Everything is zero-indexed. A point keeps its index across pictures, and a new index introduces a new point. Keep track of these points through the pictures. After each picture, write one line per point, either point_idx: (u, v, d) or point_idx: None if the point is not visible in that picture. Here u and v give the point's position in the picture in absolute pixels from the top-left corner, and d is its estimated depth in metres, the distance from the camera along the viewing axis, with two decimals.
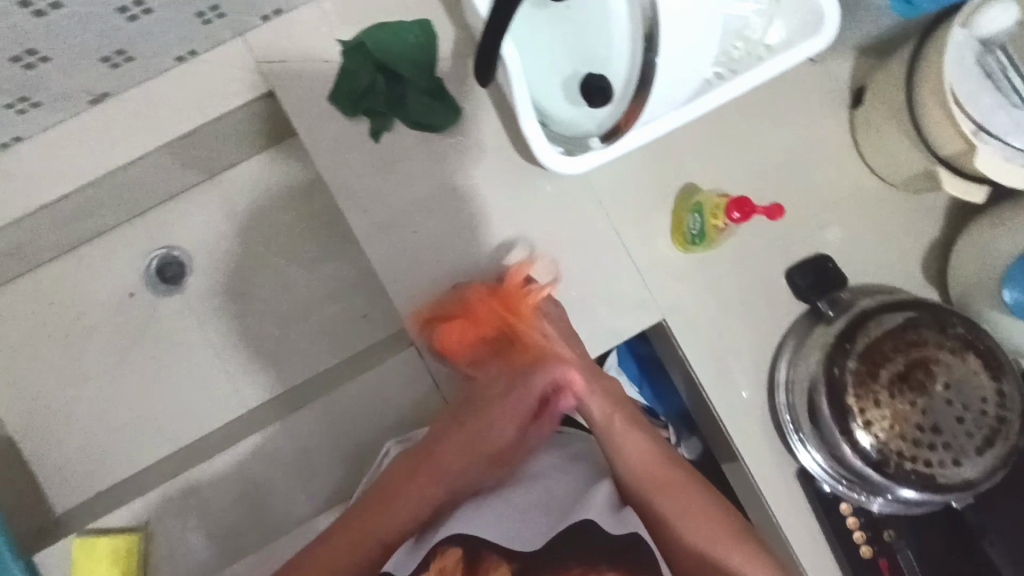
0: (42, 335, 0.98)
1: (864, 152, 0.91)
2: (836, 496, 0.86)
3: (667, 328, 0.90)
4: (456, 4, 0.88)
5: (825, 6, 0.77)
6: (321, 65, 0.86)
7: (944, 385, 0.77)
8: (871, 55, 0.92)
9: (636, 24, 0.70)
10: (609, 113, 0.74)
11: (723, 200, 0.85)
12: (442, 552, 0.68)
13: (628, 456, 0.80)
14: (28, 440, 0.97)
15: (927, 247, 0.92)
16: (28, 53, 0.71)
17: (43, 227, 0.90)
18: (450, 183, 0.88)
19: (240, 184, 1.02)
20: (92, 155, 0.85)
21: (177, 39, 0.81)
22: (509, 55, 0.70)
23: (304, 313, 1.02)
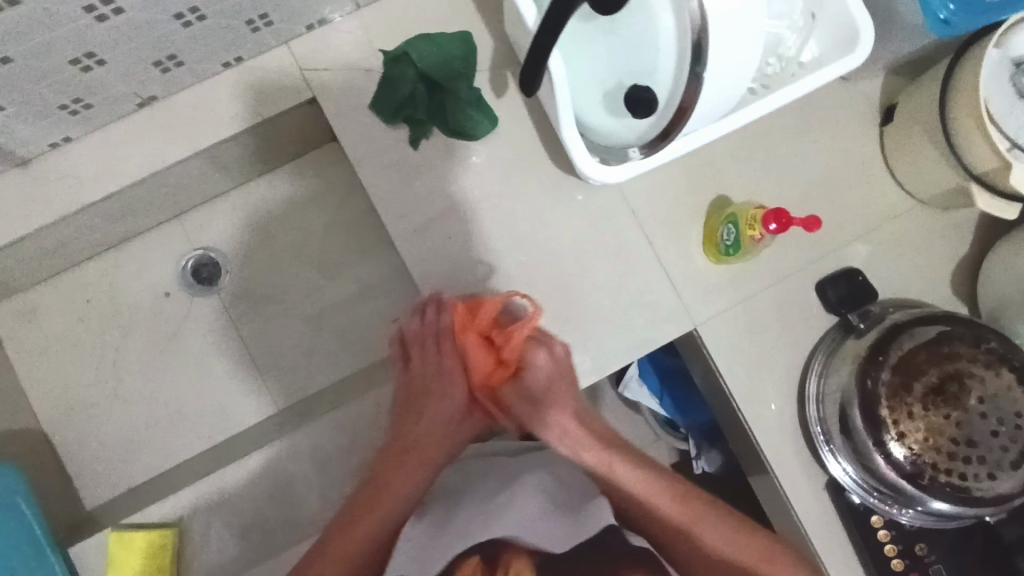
0: (79, 332, 1.00)
1: (894, 168, 0.92)
2: (867, 508, 0.86)
3: (698, 339, 0.91)
4: (495, 18, 0.91)
5: (862, 24, 0.78)
6: (363, 75, 0.89)
7: (978, 399, 0.78)
8: (901, 73, 0.94)
9: (682, 35, 0.69)
10: (651, 125, 0.75)
11: (759, 212, 0.85)
12: (460, 563, 0.68)
13: (629, 491, 0.82)
14: (61, 435, 0.98)
15: (957, 262, 0.92)
16: (86, 56, 0.73)
17: (86, 226, 0.92)
18: (488, 191, 0.90)
19: (276, 188, 1.04)
20: (139, 157, 0.87)
21: (225, 46, 0.83)
22: (557, 66, 0.71)
23: (336, 317, 1.03)
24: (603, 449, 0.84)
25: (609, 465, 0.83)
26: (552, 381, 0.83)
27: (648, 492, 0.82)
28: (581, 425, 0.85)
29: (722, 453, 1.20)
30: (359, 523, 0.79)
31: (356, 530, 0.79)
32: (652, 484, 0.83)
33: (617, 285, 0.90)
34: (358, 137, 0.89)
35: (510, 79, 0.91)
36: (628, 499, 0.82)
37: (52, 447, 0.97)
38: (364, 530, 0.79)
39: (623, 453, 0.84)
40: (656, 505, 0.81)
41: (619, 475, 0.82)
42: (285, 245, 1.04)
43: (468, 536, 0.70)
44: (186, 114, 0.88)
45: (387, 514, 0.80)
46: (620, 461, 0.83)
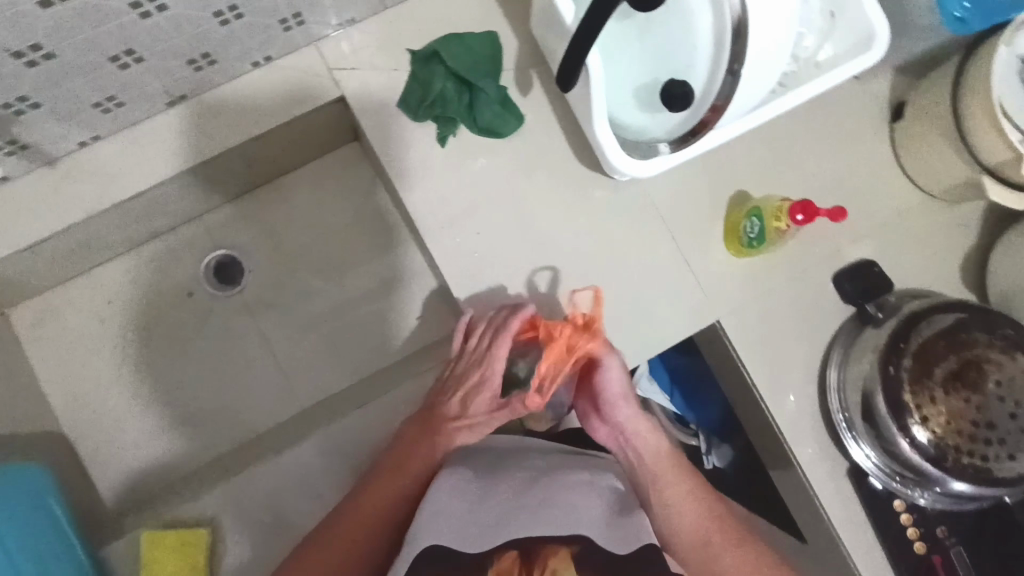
0: (101, 333, 1.00)
1: (904, 164, 0.95)
2: (888, 492, 0.88)
3: (721, 330, 0.94)
4: (520, 19, 0.93)
5: (878, 24, 0.81)
6: (391, 75, 0.91)
7: (996, 383, 0.81)
8: (907, 73, 0.98)
9: (720, 31, 0.75)
10: (682, 120, 0.78)
11: (785, 204, 0.88)
12: (499, 556, 0.70)
13: (668, 492, 0.84)
14: (84, 436, 0.98)
15: (965, 254, 0.96)
16: (126, 53, 0.74)
17: (113, 225, 0.92)
18: (514, 188, 0.92)
19: (298, 188, 1.05)
20: (168, 155, 0.88)
21: (257, 45, 0.84)
22: (594, 63, 0.73)
23: (358, 314, 1.04)
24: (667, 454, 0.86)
25: (664, 474, 0.85)
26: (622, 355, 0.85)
27: (694, 510, 0.83)
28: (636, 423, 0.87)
29: (734, 447, 1.20)
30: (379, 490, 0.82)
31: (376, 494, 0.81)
32: (690, 492, 0.84)
33: (643, 278, 0.92)
34: (386, 135, 0.91)
35: (535, 78, 0.93)
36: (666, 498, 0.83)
37: (75, 448, 0.97)
38: (385, 496, 0.81)
39: (681, 467, 0.86)
40: (697, 525, 0.82)
41: (671, 487, 0.84)
42: (308, 244, 1.05)
43: (506, 529, 0.71)
44: (210, 125, 0.88)
45: (407, 481, 0.83)
46: (677, 471, 0.85)
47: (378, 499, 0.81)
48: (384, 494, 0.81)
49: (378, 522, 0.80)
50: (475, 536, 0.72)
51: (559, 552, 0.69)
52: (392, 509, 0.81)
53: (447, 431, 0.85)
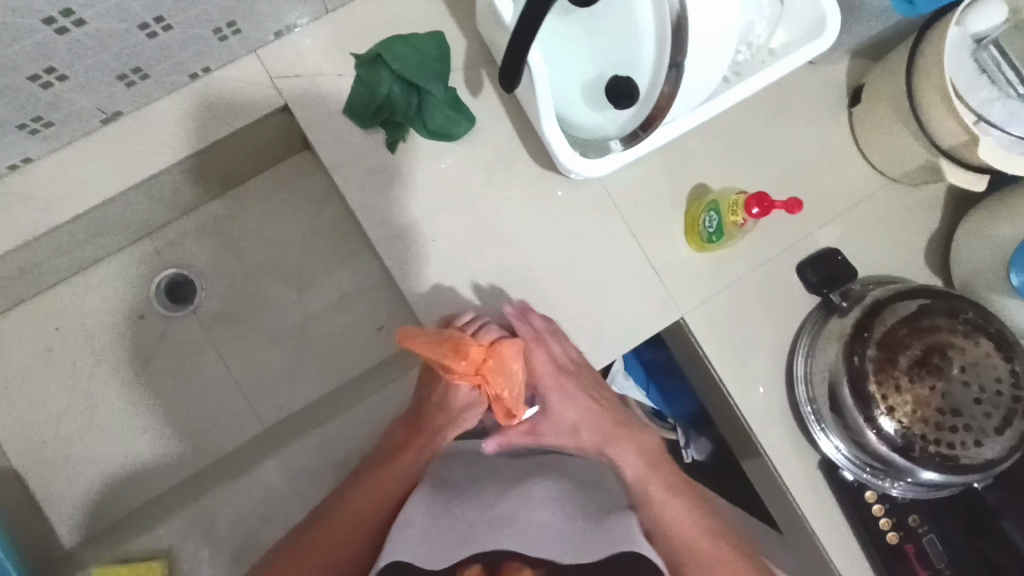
0: (50, 360, 0.97)
1: (864, 149, 0.94)
2: (859, 484, 0.88)
3: (686, 327, 0.92)
4: (468, 18, 0.90)
5: (827, 8, 0.79)
6: (334, 80, 0.88)
7: (960, 368, 0.80)
8: (865, 56, 0.96)
9: (661, 24, 0.70)
10: (632, 115, 0.75)
11: (741, 197, 0.86)
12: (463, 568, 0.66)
13: (661, 511, 0.82)
14: (38, 467, 0.95)
15: (929, 237, 0.95)
16: (47, 72, 0.70)
17: (53, 250, 0.89)
18: (468, 192, 0.89)
19: (249, 201, 1.02)
20: (104, 175, 0.84)
21: (192, 56, 0.81)
22: (536, 60, 0.71)
23: (318, 328, 1.02)
24: (647, 473, 0.84)
25: (646, 493, 0.83)
26: (556, 373, 0.83)
27: (681, 530, 0.81)
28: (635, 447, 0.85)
29: (711, 439, 1.17)
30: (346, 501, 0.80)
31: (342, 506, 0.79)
32: (682, 511, 0.83)
33: (604, 278, 0.90)
34: (333, 143, 0.87)
35: (486, 77, 0.90)
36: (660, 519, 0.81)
37: (28, 480, 0.95)
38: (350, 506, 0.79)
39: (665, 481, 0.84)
40: (682, 538, 0.81)
41: (658, 508, 0.82)
42: (263, 258, 1.02)
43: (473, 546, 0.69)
44: (151, 143, 0.85)
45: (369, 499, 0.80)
46: (660, 492, 0.83)
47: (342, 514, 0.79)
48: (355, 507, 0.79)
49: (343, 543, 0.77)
50: (440, 551, 0.69)
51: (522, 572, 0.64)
52: (363, 527, 0.78)
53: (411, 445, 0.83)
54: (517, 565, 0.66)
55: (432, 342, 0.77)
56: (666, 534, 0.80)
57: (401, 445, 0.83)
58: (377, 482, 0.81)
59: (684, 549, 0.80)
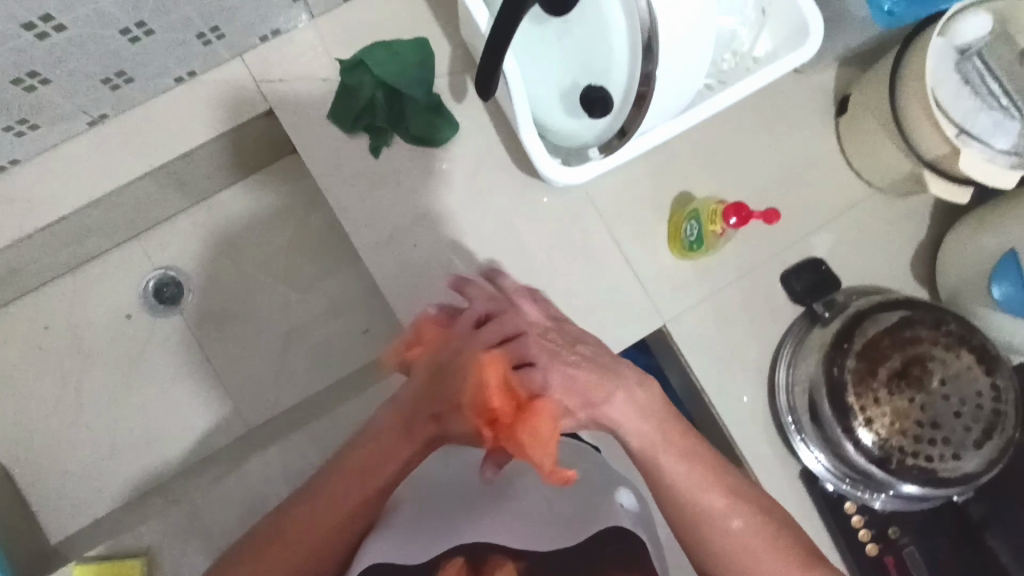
0: (38, 359, 0.98)
1: (850, 158, 0.94)
2: (839, 495, 0.87)
3: (668, 335, 0.92)
4: (453, 24, 0.90)
5: (809, 16, 0.78)
6: (319, 85, 0.88)
7: (940, 381, 0.80)
8: (853, 64, 0.96)
9: (634, 35, 0.70)
10: (608, 123, 0.75)
11: (720, 206, 0.86)
12: (445, 562, 0.62)
13: (671, 474, 0.76)
14: (24, 464, 0.96)
15: (916, 247, 0.94)
16: (30, 75, 0.71)
17: (40, 250, 0.90)
18: (451, 197, 0.89)
19: (238, 203, 1.03)
20: (90, 177, 0.85)
21: (176, 60, 0.82)
22: (510, 69, 0.71)
23: (304, 330, 1.02)
24: (650, 429, 0.77)
25: (651, 452, 0.77)
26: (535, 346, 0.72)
27: (688, 486, 0.76)
28: (630, 401, 0.76)
29: None
30: (314, 503, 0.72)
31: (309, 510, 0.71)
32: (693, 473, 0.76)
33: (586, 284, 0.90)
34: (316, 147, 0.88)
35: (470, 83, 0.90)
36: (670, 487, 0.76)
37: (14, 478, 0.96)
38: (319, 512, 0.71)
39: (665, 436, 0.77)
40: (699, 503, 0.76)
41: (665, 469, 0.76)
42: (251, 260, 1.03)
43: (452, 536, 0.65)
44: (137, 145, 0.86)
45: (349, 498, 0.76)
46: (664, 448, 0.77)
47: (311, 521, 0.70)
48: (329, 511, 0.71)
49: (315, 555, 0.69)
50: (423, 542, 0.65)
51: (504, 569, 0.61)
52: (337, 537, 0.70)
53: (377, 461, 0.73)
54: (500, 557, 0.63)
55: (499, 366, 0.67)
56: (676, 495, 0.76)
57: (380, 449, 0.74)
58: (348, 487, 0.72)
59: (696, 511, 0.75)
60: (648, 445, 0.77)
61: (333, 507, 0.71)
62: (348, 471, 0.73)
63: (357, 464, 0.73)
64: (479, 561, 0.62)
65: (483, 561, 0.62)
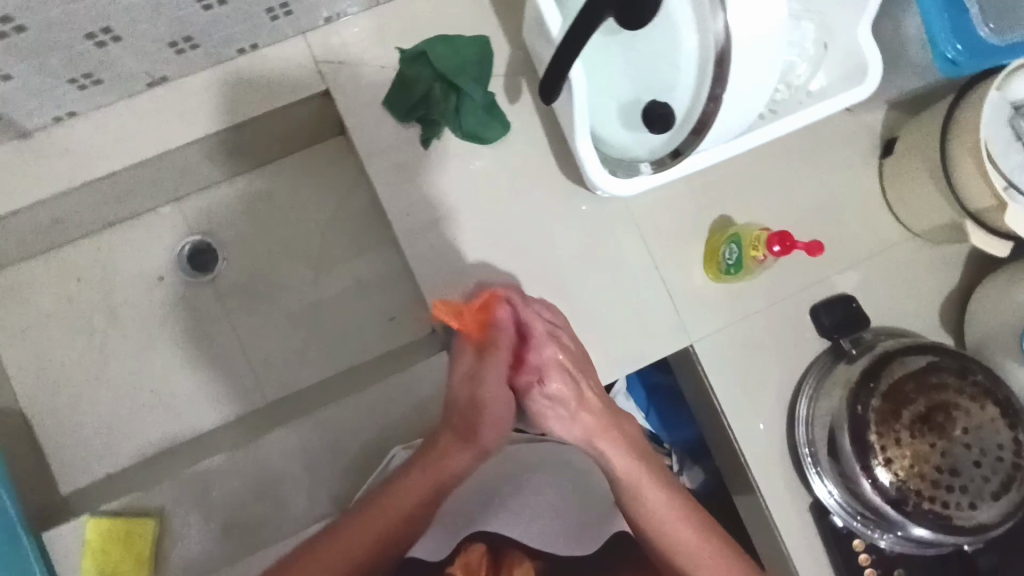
0: (68, 311, 0.99)
1: (891, 200, 0.94)
2: (849, 531, 0.87)
3: (693, 355, 0.92)
4: (515, 25, 0.92)
5: (868, 54, 0.80)
6: (377, 71, 0.89)
7: (963, 430, 0.80)
8: (902, 108, 0.96)
9: (704, 55, 0.70)
10: (665, 140, 0.76)
11: (764, 233, 0.86)
12: (468, 547, 0.76)
13: (651, 510, 0.76)
14: (42, 413, 0.97)
15: (947, 294, 0.95)
16: (103, 32, 0.72)
17: (86, 203, 0.91)
18: (494, 194, 0.90)
19: (280, 178, 1.04)
20: (144, 137, 0.86)
21: (241, 32, 0.83)
22: (577, 76, 0.72)
23: (331, 310, 1.03)
24: (635, 460, 0.77)
25: (635, 481, 0.76)
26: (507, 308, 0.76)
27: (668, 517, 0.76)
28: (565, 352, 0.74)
29: (705, 471, 1.13)
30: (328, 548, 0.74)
31: (323, 554, 0.73)
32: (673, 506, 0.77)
33: (619, 297, 0.91)
34: (368, 131, 0.89)
35: (525, 86, 0.91)
36: (647, 520, 0.76)
37: (31, 426, 0.96)
38: (348, 545, 0.74)
39: (649, 466, 0.78)
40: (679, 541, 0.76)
41: (643, 501, 0.76)
42: (285, 236, 1.04)
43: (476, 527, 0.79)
44: (191, 112, 0.87)
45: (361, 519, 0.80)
46: (649, 479, 0.77)
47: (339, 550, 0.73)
48: (342, 551, 0.73)
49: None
50: (448, 537, 0.79)
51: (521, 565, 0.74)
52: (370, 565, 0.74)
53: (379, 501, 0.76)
54: (518, 555, 0.76)
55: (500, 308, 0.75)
56: (657, 525, 0.76)
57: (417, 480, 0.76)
58: (377, 526, 0.74)
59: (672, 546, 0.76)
60: (632, 475, 0.76)
61: (344, 541, 0.73)
62: (376, 509, 0.75)
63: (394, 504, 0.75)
64: (497, 558, 0.75)
65: (501, 554, 0.76)
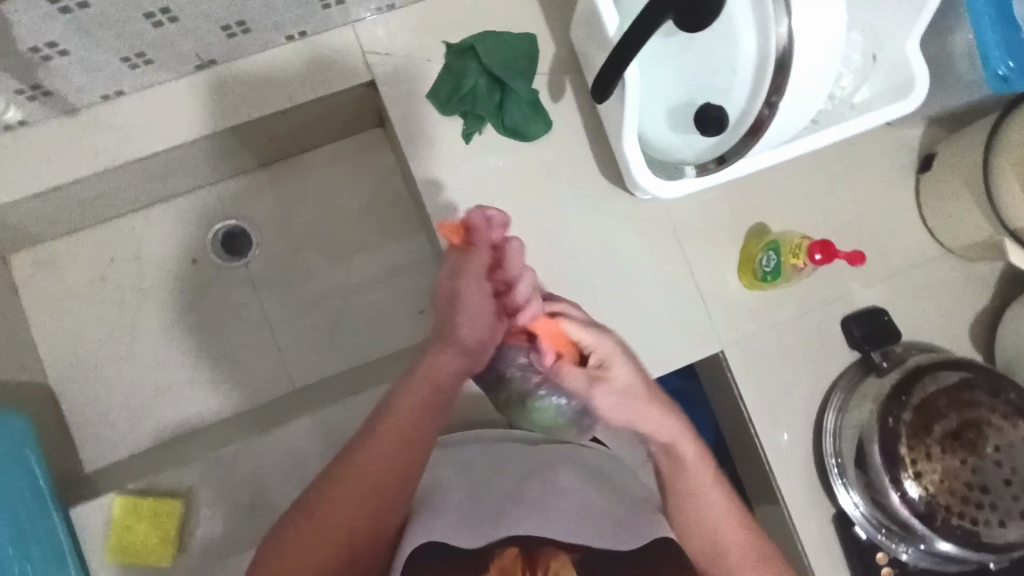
0: (102, 288, 1.00)
1: (926, 215, 0.94)
2: (872, 544, 0.87)
3: (723, 361, 0.92)
4: (561, 25, 0.92)
5: (918, 70, 0.80)
6: (422, 64, 0.90)
7: (994, 448, 0.80)
8: (942, 124, 0.97)
9: (763, 59, 0.70)
10: (712, 145, 0.77)
11: (805, 241, 0.87)
12: (499, 552, 0.62)
13: (710, 511, 0.75)
14: (72, 388, 0.98)
15: (978, 313, 0.95)
16: (161, 12, 0.73)
17: (127, 181, 0.92)
18: (532, 191, 0.90)
19: (316, 167, 1.05)
20: (190, 118, 0.87)
21: (293, 18, 0.83)
22: (632, 76, 0.72)
23: (362, 300, 1.04)
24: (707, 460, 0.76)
25: (699, 480, 0.76)
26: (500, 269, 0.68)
27: (720, 516, 0.75)
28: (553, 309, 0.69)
29: None
30: (327, 501, 0.67)
31: (325, 508, 0.67)
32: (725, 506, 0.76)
33: (650, 298, 0.91)
34: (411, 123, 0.89)
35: (568, 85, 0.92)
36: (700, 521, 0.75)
37: (61, 401, 0.97)
38: (357, 480, 0.67)
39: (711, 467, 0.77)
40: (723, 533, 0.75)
41: (706, 504, 0.75)
42: (319, 224, 1.04)
43: (504, 527, 0.66)
44: (238, 95, 0.88)
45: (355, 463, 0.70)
46: (712, 480, 0.76)
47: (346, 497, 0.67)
48: (341, 499, 0.67)
49: (351, 531, 0.66)
50: (474, 531, 0.66)
51: (560, 558, 0.61)
52: (379, 528, 0.67)
53: (373, 440, 0.68)
54: (555, 550, 0.63)
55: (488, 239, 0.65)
56: (708, 524, 0.75)
57: (412, 399, 0.69)
58: (383, 459, 0.68)
59: (717, 542, 0.75)
60: (685, 485, 0.76)
61: (345, 495, 0.67)
62: (379, 437, 0.68)
63: (395, 430, 0.68)
64: (532, 556, 0.62)
65: (537, 552, 0.62)
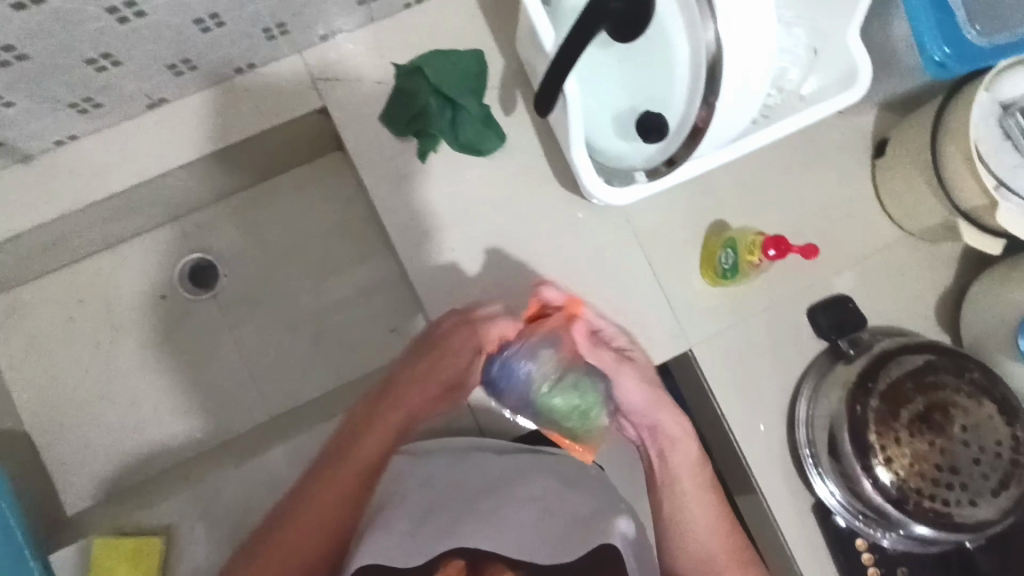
0: (72, 331, 1.00)
1: (883, 201, 0.95)
2: (851, 531, 0.88)
3: (694, 359, 0.93)
4: (509, 39, 0.93)
5: (859, 61, 0.80)
6: (373, 87, 0.90)
7: (961, 428, 0.81)
8: (894, 109, 0.98)
9: (697, 64, 0.72)
10: (659, 150, 0.77)
11: (759, 238, 0.89)
12: (446, 561, 0.63)
13: (695, 524, 0.82)
14: (48, 433, 0.98)
15: (942, 293, 0.96)
16: (103, 56, 0.73)
17: (88, 224, 0.92)
18: (490, 206, 0.91)
19: (279, 194, 1.05)
20: (144, 157, 0.87)
21: (240, 52, 0.84)
22: (571, 92, 0.73)
23: (332, 323, 1.04)
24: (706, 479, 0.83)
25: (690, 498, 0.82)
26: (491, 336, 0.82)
27: (706, 528, 0.82)
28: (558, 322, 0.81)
29: None
30: (299, 517, 0.76)
31: (300, 522, 0.76)
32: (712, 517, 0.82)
33: (616, 303, 0.92)
34: (366, 147, 0.90)
35: (520, 98, 0.93)
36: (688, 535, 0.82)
37: (37, 447, 0.97)
38: (324, 498, 0.77)
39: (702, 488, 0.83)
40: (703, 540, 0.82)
41: (692, 522, 0.82)
42: (286, 251, 1.05)
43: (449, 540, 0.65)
44: (191, 131, 0.88)
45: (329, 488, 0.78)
46: (703, 499, 0.83)
47: (314, 516, 0.77)
48: (317, 513, 0.77)
49: (328, 542, 0.76)
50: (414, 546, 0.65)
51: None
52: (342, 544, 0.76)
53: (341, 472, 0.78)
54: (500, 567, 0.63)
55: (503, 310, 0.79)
56: (694, 538, 0.82)
57: (372, 435, 0.80)
58: (344, 485, 0.78)
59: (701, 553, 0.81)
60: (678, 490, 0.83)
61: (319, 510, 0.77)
62: (344, 466, 0.79)
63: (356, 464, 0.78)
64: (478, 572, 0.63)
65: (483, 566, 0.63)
